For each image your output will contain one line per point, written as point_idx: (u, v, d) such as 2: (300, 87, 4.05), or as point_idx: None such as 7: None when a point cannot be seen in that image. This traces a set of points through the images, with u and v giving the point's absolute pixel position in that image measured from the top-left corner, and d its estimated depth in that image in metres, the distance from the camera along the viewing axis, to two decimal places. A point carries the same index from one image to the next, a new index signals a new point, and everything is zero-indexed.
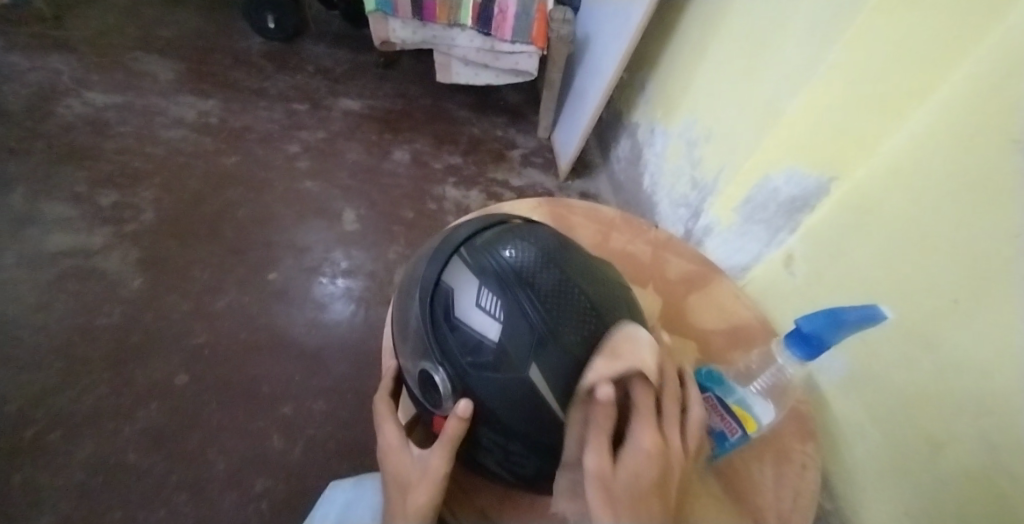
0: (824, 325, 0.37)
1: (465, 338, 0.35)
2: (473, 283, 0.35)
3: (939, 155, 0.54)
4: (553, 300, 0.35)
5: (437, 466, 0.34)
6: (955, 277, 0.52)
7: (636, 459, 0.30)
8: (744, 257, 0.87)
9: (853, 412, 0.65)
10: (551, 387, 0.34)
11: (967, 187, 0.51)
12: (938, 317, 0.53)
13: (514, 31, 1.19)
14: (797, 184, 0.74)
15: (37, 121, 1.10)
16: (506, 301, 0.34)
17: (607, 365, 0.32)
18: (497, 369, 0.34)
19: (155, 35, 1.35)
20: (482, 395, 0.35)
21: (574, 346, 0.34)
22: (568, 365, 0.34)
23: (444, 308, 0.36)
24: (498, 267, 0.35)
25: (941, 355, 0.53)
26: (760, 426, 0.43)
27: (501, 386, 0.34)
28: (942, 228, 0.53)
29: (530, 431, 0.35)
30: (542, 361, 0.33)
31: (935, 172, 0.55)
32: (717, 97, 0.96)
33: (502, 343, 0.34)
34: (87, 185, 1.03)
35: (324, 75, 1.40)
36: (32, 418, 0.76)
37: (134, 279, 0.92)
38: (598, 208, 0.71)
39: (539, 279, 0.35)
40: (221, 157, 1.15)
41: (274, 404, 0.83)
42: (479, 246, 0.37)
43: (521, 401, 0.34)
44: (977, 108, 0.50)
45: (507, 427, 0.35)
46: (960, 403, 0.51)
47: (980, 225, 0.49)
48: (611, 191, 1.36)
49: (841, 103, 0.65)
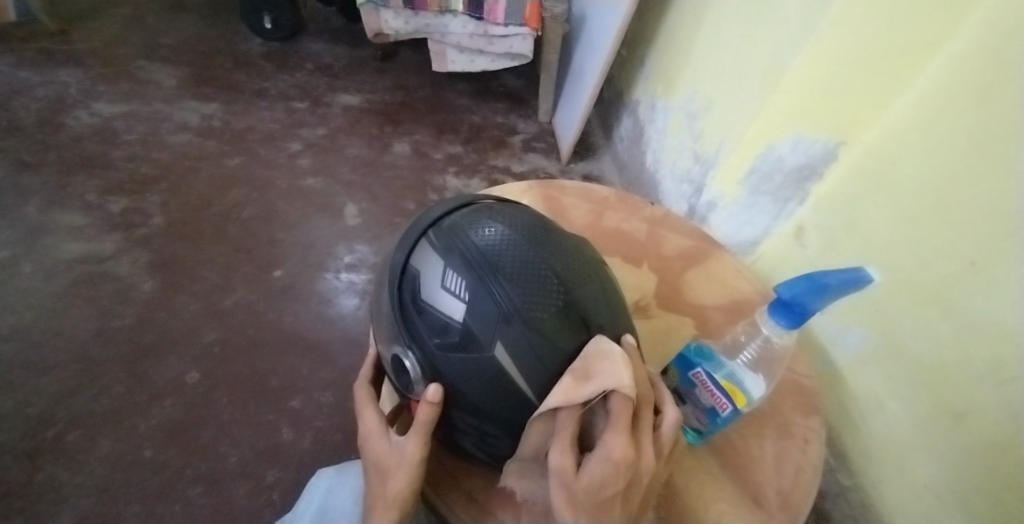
0: (805, 290, 0.35)
1: (433, 321, 0.35)
2: (437, 264, 0.35)
3: (953, 113, 0.51)
4: (519, 277, 0.34)
5: (413, 451, 0.34)
6: (973, 238, 0.49)
7: (598, 469, 0.27)
8: (752, 232, 0.84)
9: (869, 386, 0.62)
10: (517, 366, 0.33)
11: (980, 145, 0.48)
12: (955, 283, 0.51)
13: (506, 13, 1.17)
14: (802, 152, 0.71)
15: (48, 134, 1.14)
16: (471, 282, 0.34)
17: (575, 386, 0.30)
18: (463, 349, 0.34)
19: (158, 43, 1.37)
20: (451, 377, 0.35)
21: (543, 324, 0.33)
22: (536, 343, 0.33)
23: (412, 292, 0.36)
24: (464, 246, 0.35)
25: (958, 321, 0.51)
26: (749, 401, 0.41)
27: (470, 367, 0.34)
28: (956, 188, 0.51)
29: (501, 411, 0.35)
30: (508, 339, 0.33)
31: (948, 131, 0.52)
32: (715, 67, 0.93)
33: (468, 324, 0.34)
34: (97, 193, 1.06)
35: (323, 73, 1.40)
36: (54, 418, 0.79)
37: (144, 282, 0.95)
38: (591, 188, 0.69)
39: (504, 257, 0.34)
40: (224, 159, 1.16)
41: (283, 398, 0.85)
42: (446, 228, 0.37)
43: (489, 381, 0.34)
44: (991, 61, 0.47)
45: (479, 409, 0.35)
46: (980, 372, 0.49)
47: (996, 181, 0.47)
48: (615, 172, 1.34)
49: (841, 61, 0.61)
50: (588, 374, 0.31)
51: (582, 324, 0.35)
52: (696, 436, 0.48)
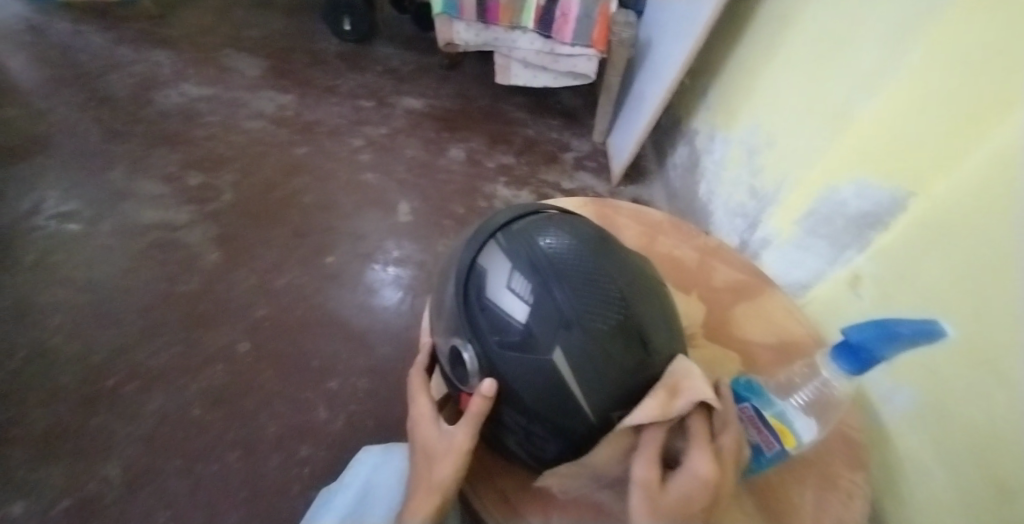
0: (874, 336, 0.34)
1: (495, 318, 0.36)
2: (503, 265, 0.37)
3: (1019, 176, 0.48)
4: (582, 285, 0.35)
5: (461, 442, 0.35)
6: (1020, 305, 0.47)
7: (687, 488, 0.30)
8: (806, 274, 0.83)
9: (919, 448, 0.60)
10: (574, 372, 0.34)
11: None
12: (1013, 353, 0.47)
13: (574, 34, 1.20)
14: (868, 198, 0.70)
15: (140, 108, 1.23)
16: (535, 285, 0.35)
17: (666, 401, 0.32)
18: (521, 349, 0.35)
19: (245, 34, 1.47)
20: (506, 374, 0.36)
21: (601, 335, 0.34)
22: (594, 351, 0.34)
23: (476, 288, 0.38)
24: (532, 251, 0.36)
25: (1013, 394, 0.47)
26: (799, 442, 0.40)
27: (526, 367, 0.35)
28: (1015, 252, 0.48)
29: (552, 413, 0.36)
30: (567, 345, 0.34)
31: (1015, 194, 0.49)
32: (782, 105, 0.93)
33: (529, 325, 0.35)
34: (176, 166, 1.14)
35: (391, 75, 1.46)
36: (115, 369, 0.85)
37: (209, 253, 1.01)
38: (646, 211, 0.70)
39: (569, 265, 0.36)
40: (293, 147, 1.23)
41: (322, 378, 0.88)
42: (515, 231, 0.38)
43: (543, 383, 0.35)
44: None
45: (530, 408, 0.36)
46: None
47: None
48: (664, 198, 1.34)
49: (919, 109, 0.61)
50: (671, 394, 0.33)
51: (638, 338, 0.35)
52: (735, 472, 0.47)
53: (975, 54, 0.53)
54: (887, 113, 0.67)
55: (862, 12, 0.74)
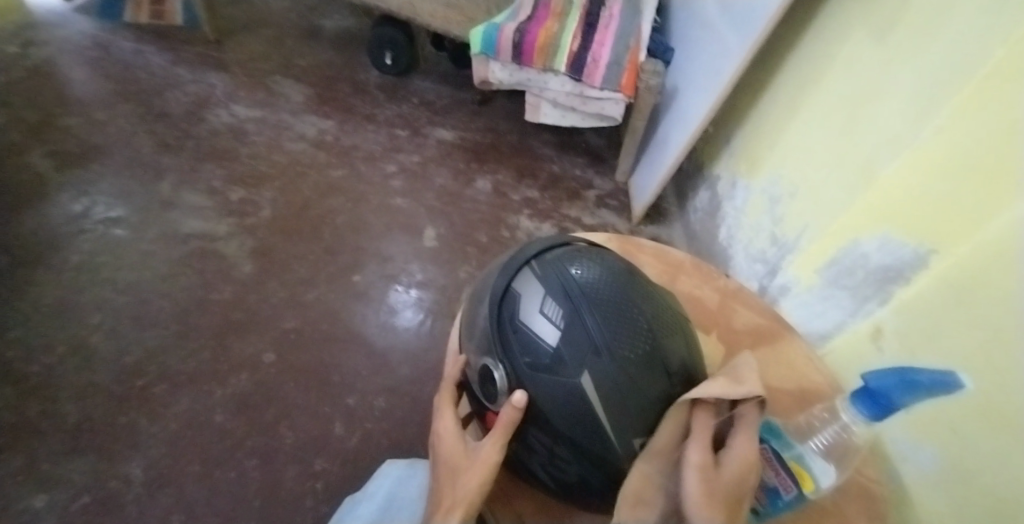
0: (895, 384, 0.34)
1: (526, 340, 0.38)
2: (537, 291, 0.39)
3: None
4: (610, 314, 0.37)
5: (490, 454, 0.36)
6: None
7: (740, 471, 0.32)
8: (825, 324, 0.83)
9: (938, 512, 0.59)
10: (599, 395, 0.36)
11: None
12: None
13: (604, 79, 1.26)
14: (889, 253, 0.72)
15: (191, 125, 1.31)
16: (568, 312, 0.38)
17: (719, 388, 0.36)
18: (551, 372, 0.37)
19: (294, 63, 1.56)
20: (535, 395, 0.38)
21: (627, 362, 0.36)
22: (619, 375, 0.36)
23: (510, 312, 0.40)
24: (566, 279, 0.39)
25: None
26: (817, 486, 0.41)
27: (554, 389, 0.37)
28: None
29: (576, 436, 0.37)
30: (594, 370, 0.36)
31: None
32: (804, 158, 0.96)
33: (559, 349, 0.37)
34: (220, 181, 1.20)
35: (427, 108, 1.53)
36: (146, 370, 0.88)
37: (244, 264, 1.05)
38: (669, 251, 0.72)
39: (600, 296, 0.38)
40: (329, 170, 1.29)
41: (340, 394, 0.90)
42: (549, 260, 0.41)
43: (570, 406, 0.37)
44: None
45: (555, 429, 0.38)
46: None
47: None
48: (684, 240, 1.36)
49: (944, 170, 0.63)
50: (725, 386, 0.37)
51: (662, 368, 0.37)
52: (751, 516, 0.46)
53: (999, 120, 0.55)
54: (910, 172, 0.69)
55: (886, 76, 0.77)
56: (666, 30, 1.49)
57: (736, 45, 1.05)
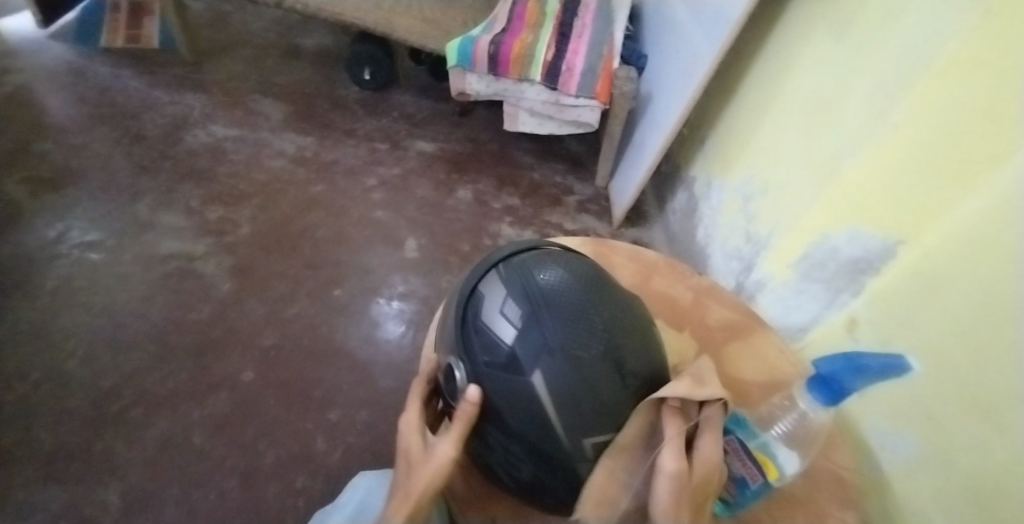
0: (844, 368, 0.36)
1: (486, 340, 0.39)
2: (501, 291, 0.40)
3: (1004, 225, 0.50)
4: (568, 317, 0.38)
5: (445, 450, 0.34)
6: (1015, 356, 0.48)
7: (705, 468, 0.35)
8: (801, 317, 0.85)
9: (920, 498, 0.60)
10: (551, 395, 0.36)
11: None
12: (1011, 402, 0.48)
13: (578, 87, 1.27)
14: (859, 245, 0.74)
15: (168, 146, 1.31)
16: (526, 313, 0.38)
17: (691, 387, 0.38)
18: (507, 371, 0.37)
19: (272, 81, 1.57)
20: (491, 392, 0.38)
21: (580, 363, 0.37)
22: (570, 376, 0.36)
23: (473, 312, 0.41)
24: (527, 282, 0.39)
25: (1011, 441, 0.48)
26: (782, 474, 0.41)
27: (508, 388, 0.37)
28: (1007, 298, 0.49)
29: (529, 436, 0.38)
30: (547, 370, 0.36)
31: (1001, 242, 0.51)
32: (774, 156, 0.98)
33: (515, 349, 0.38)
34: (198, 201, 1.20)
35: (406, 121, 1.55)
36: (124, 394, 0.87)
37: (223, 283, 1.05)
38: (642, 251, 0.73)
39: (559, 298, 0.38)
40: (309, 186, 1.29)
41: (323, 409, 0.89)
42: (516, 263, 0.42)
43: (524, 407, 0.37)
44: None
45: (512, 430, 0.38)
46: None
47: None
48: (665, 241, 1.37)
49: (908, 162, 0.65)
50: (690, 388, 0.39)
51: (618, 370, 0.38)
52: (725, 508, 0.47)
53: (961, 111, 0.57)
54: (876, 165, 0.71)
55: (847, 74, 0.80)
56: (639, 37, 1.52)
57: (705, 50, 1.07)
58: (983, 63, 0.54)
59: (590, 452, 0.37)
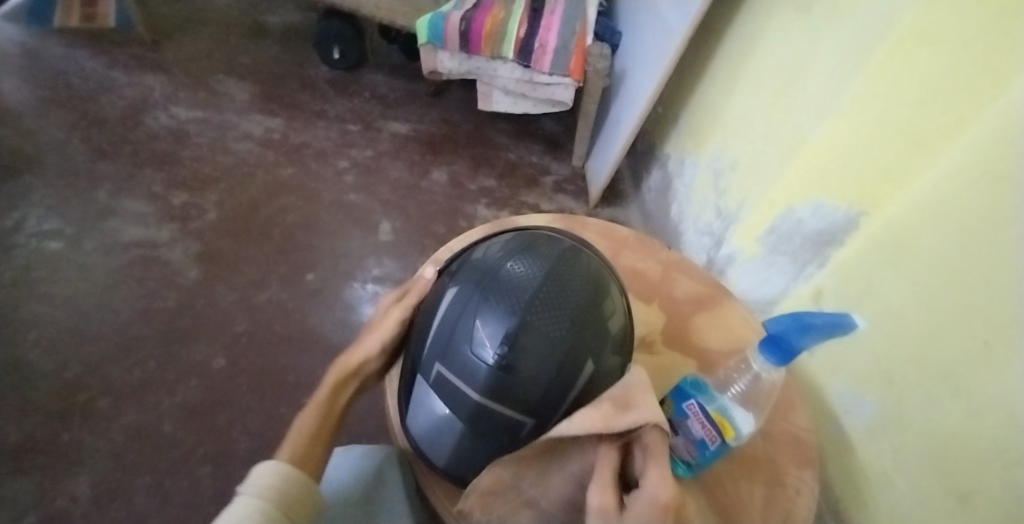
0: (791, 328, 0.37)
1: (465, 263, 0.48)
2: (478, 256, 0.47)
3: (965, 194, 0.54)
4: (512, 278, 0.42)
5: (371, 341, 0.47)
6: (978, 320, 0.51)
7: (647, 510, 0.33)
8: (770, 290, 0.87)
9: (881, 457, 0.64)
10: (447, 311, 0.44)
11: (989, 224, 0.50)
12: (976, 363, 0.52)
13: (552, 64, 1.26)
14: (822, 217, 0.75)
15: (127, 129, 1.26)
16: (500, 257, 0.45)
17: (613, 415, 0.36)
18: (450, 281, 0.47)
19: (237, 60, 1.52)
20: (434, 291, 0.48)
21: (482, 304, 0.42)
22: (467, 303, 0.42)
23: (482, 243, 0.50)
24: (523, 249, 0.45)
25: (975, 399, 0.52)
26: (738, 434, 0.43)
27: (441, 293, 0.47)
28: (968, 264, 0.53)
29: (419, 336, 0.46)
30: (461, 292, 0.44)
31: (961, 210, 0.54)
32: (741, 131, 0.99)
33: (467, 271, 0.46)
34: (162, 186, 1.16)
35: (378, 101, 1.51)
36: (90, 385, 0.85)
37: (190, 269, 1.02)
38: (612, 226, 0.73)
39: (526, 261, 0.43)
40: (278, 169, 1.26)
41: (298, 393, 0.89)
42: (539, 239, 0.47)
43: (433, 310, 0.46)
44: (992, 144, 0.50)
45: (436, 384, 0.43)
46: (995, 451, 0.49)
47: (1002, 263, 0.49)
48: (640, 220, 1.38)
49: (865, 134, 0.67)
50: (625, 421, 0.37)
51: (523, 344, 0.39)
52: (686, 471, 0.48)
53: (921, 87, 0.58)
54: (836, 137, 0.72)
55: (810, 47, 0.81)
56: (613, 13, 1.50)
57: (678, 26, 1.07)
58: (940, 34, 0.55)
59: (434, 377, 0.43)
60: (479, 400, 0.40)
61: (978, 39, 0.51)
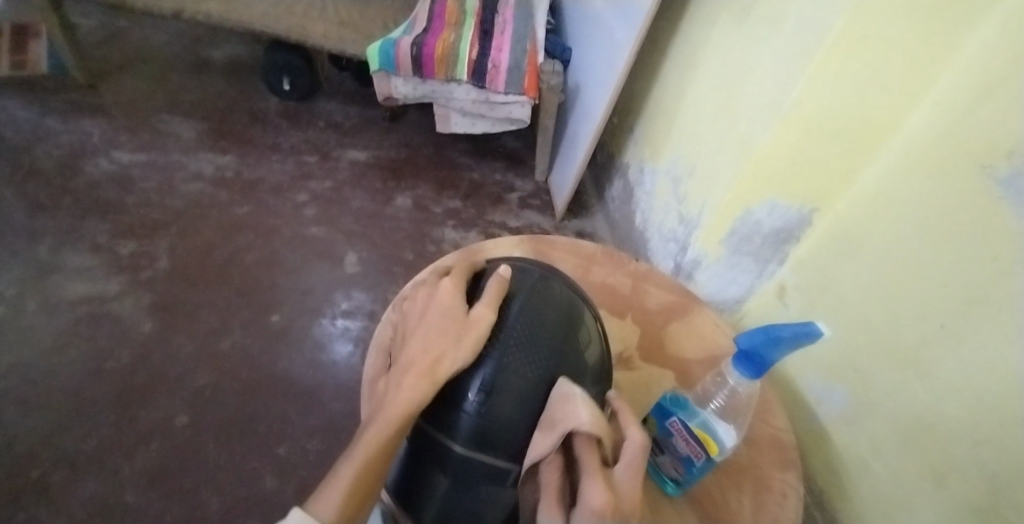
0: (761, 340, 0.37)
1: None
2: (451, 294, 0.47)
3: (916, 187, 0.58)
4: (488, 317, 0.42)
5: (440, 372, 0.37)
6: (935, 305, 0.55)
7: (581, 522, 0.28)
8: (736, 290, 0.89)
9: (856, 444, 0.65)
10: None
11: (943, 215, 0.54)
12: (932, 344, 0.55)
13: (506, 83, 1.27)
14: (779, 217, 0.78)
15: (66, 179, 1.20)
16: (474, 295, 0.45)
17: (545, 436, 0.35)
18: None
19: (182, 98, 1.47)
20: None
21: None
22: None
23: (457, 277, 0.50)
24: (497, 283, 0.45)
25: (934, 379, 0.55)
26: (721, 449, 0.42)
27: None
28: (922, 252, 0.57)
29: None
30: None
31: (913, 202, 0.59)
32: (695, 138, 1.02)
33: None
34: (108, 236, 1.10)
35: (334, 130, 1.49)
36: (41, 458, 0.79)
37: (145, 322, 0.97)
38: (579, 243, 0.73)
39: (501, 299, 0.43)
40: (233, 208, 1.22)
41: (271, 443, 0.85)
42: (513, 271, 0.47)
43: None
44: (945, 139, 0.55)
45: (421, 438, 0.42)
46: (960, 430, 0.52)
47: (956, 247, 0.53)
48: (607, 229, 1.40)
49: (810, 136, 0.69)
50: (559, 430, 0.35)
51: (501, 390, 0.39)
52: (676, 487, 0.48)
53: (857, 91, 0.62)
54: (780, 142, 0.73)
55: (750, 53, 0.83)
56: (561, 29, 1.53)
57: (624, 40, 1.10)
58: (880, 41, 0.58)
59: (418, 429, 0.42)
60: (461, 451, 0.39)
61: (914, 40, 0.56)
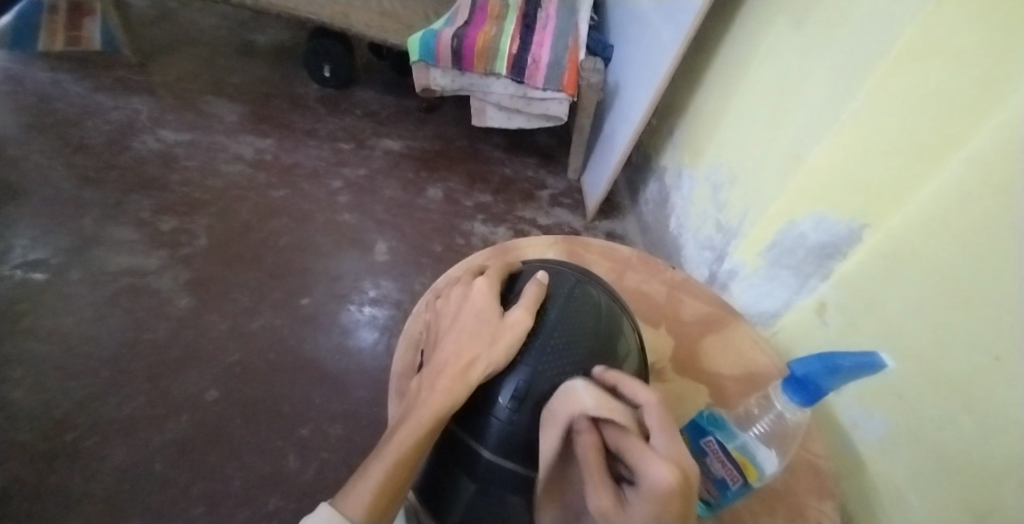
0: (819, 368, 0.38)
1: None
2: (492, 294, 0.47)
3: (972, 207, 0.53)
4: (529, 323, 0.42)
5: (470, 376, 0.37)
6: (990, 331, 0.50)
7: (649, 500, 0.25)
8: (773, 303, 0.85)
9: (894, 476, 0.61)
10: None
11: (1001, 239, 0.49)
12: (983, 376, 0.50)
13: (545, 79, 1.25)
14: (824, 231, 0.74)
15: (114, 154, 1.24)
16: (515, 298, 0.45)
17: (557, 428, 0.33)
18: None
19: (226, 81, 1.50)
20: None
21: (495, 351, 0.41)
22: None
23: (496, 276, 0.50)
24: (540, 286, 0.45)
25: (982, 414, 0.50)
26: (761, 475, 0.42)
27: None
28: (978, 276, 0.52)
29: None
30: None
31: (968, 223, 0.53)
32: (741, 144, 0.98)
33: None
34: (150, 211, 1.13)
35: (370, 119, 1.50)
36: (77, 423, 0.82)
37: (181, 298, 1.00)
38: (614, 247, 0.71)
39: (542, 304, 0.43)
40: (270, 191, 1.24)
41: (295, 425, 0.87)
42: (554, 274, 0.47)
43: None
44: (1007, 156, 0.50)
45: (448, 441, 0.41)
46: (1007, 469, 0.47)
47: (1016, 269, 0.48)
48: (638, 232, 1.37)
49: (870, 145, 0.65)
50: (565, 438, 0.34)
51: (536, 398, 0.38)
52: (706, 509, 0.46)
53: (921, 95, 0.57)
54: (837, 151, 0.71)
55: (808, 59, 0.79)
56: (604, 27, 1.50)
57: (669, 41, 1.07)
58: (952, 51, 0.54)
59: (447, 431, 0.42)
60: (492, 458, 0.39)
61: (984, 49, 0.51)
